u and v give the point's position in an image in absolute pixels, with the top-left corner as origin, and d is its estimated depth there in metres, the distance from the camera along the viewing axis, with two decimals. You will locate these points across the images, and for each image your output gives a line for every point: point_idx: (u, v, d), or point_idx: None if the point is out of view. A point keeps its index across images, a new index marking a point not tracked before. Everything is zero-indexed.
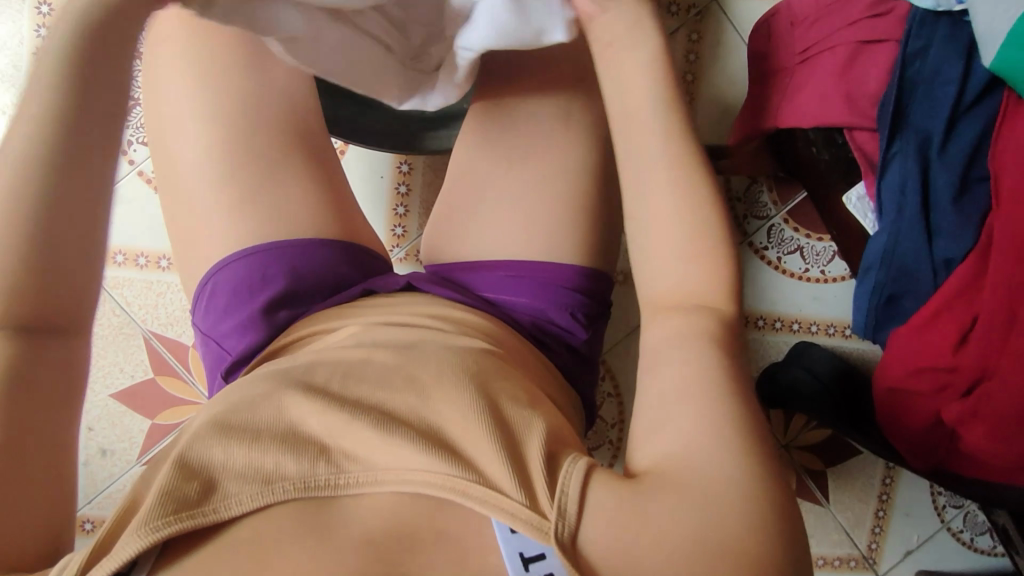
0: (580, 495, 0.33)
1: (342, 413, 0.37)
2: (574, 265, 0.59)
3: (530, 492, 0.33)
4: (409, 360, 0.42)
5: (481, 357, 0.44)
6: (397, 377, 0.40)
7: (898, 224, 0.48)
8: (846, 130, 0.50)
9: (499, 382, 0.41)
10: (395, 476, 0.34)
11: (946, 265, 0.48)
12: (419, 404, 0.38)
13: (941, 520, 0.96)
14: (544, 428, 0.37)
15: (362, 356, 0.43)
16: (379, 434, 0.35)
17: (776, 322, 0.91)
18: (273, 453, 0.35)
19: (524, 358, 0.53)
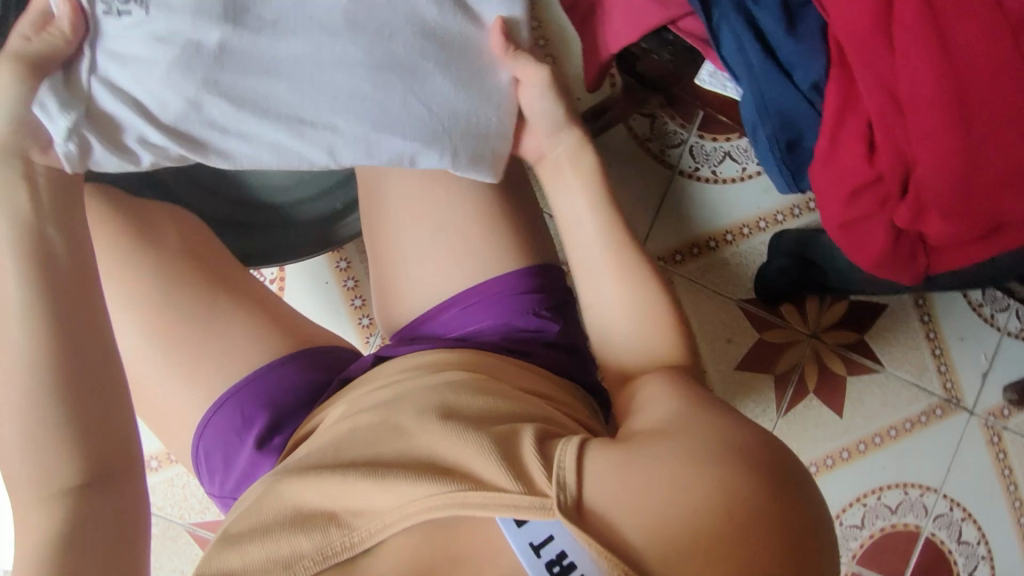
0: (576, 466, 0.33)
1: (335, 476, 0.37)
2: (517, 268, 0.61)
3: (527, 480, 0.33)
4: (387, 411, 0.43)
5: (457, 381, 0.45)
6: (379, 430, 0.41)
7: (755, 76, 0.49)
8: (672, 25, 0.51)
9: (483, 401, 0.41)
10: (395, 511, 0.35)
11: (815, 90, 0.49)
12: (407, 442, 0.39)
13: (997, 328, 0.95)
14: (530, 428, 0.37)
15: (347, 425, 0.44)
16: (371, 478, 0.36)
17: (744, 229, 0.92)
18: (285, 535, 0.35)
19: (511, 369, 0.54)
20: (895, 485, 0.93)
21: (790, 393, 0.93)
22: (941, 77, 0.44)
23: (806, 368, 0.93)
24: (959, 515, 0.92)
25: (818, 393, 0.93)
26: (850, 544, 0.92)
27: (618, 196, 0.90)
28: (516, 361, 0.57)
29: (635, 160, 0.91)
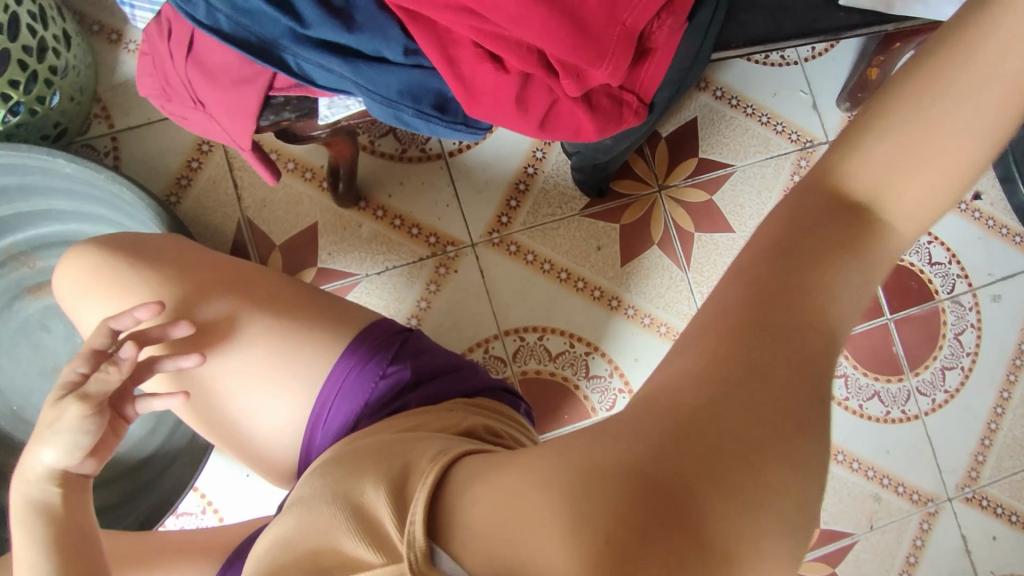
0: (422, 514, 0.37)
1: None
2: (341, 351, 0.61)
3: (386, 545, 0.38)
4: (304, 524, 0.45)
5: (347, 472, 0.47)
6: (297, 550, 0.44)
7: (358, 82, 0.48)
8: (270, 92, 0.50)
9: (355, 475, 0.46)
10: None
11: (413, 53, 0.48)
12: (299, 545, 0.44)
13: (793, 63, 0.97)
14: (391, 492, 0.41)
15: (278, 544, 0.47)
16: None
17: (537, 152, 0.93)
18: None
19: (390, 421, 0.55)
20: None
21: (678, 244, 0.93)
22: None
23: (675, 214, 0.93)
24: None
25: (701, 228, 0.93)
26: None
27: (418, 214, 0.90)
28: (397, 417, 0.56)
29: (408, 174, 0.90)
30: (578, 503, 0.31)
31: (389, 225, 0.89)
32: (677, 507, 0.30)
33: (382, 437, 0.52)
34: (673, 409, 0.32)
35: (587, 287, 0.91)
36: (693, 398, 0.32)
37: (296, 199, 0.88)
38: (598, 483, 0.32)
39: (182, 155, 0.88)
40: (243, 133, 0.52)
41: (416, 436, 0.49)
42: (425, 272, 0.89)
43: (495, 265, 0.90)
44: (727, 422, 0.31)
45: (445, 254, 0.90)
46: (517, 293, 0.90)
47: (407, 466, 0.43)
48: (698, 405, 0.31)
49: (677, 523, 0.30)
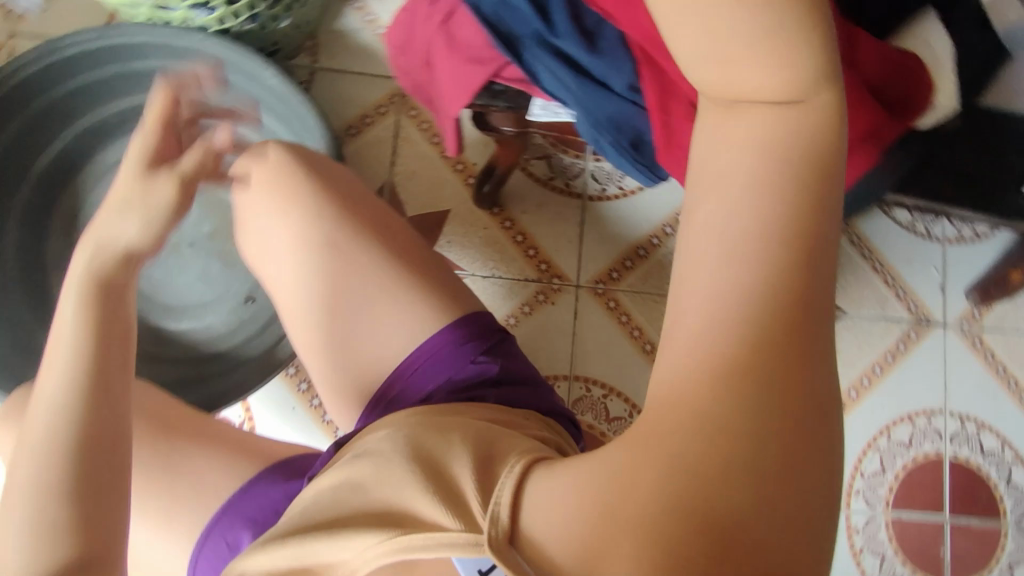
0: (513, 496, 0.36)
1: (297, 540, 0.43)
2: (449, 324, 0.64)
3: (465, 514, 0.36)
4: (356, 470, 0.44)
5: (419, 429, 0.46)
6: (348, 494, 0.44)
7: (578, 97, 0.53)
8: (495, 78, 0.56)
9: (425, 440, 0.43)
10: (359, 559, 0.40)
11: (634, 90, 0.52)
12: (364, 501, 0.42)
13: (936, 240, 0.98)
14: (474, 460, 0.39)
15: (326, 483, 0.46)
16: (329, 543, 0.41)
17: (668, 228, 0.95)
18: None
19: (470, 407, 0.56)
20: (902, 420, 0.94)
21: None
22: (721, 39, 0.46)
23: None
24: (973, 428, 0.94)
25: None
26: (881, 492, 0.92)
27: (540, 238, 0.94)
28: (476, 403, 0.58)
29: (544, 201, 0.95)
30: (646, 533, 0.31)
31: (511, 239, 0.94)
32: (727, 528, 0.30)
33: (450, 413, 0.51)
34: (714, 434, 0.30)
35: None
36: (740, 430, 0.30)
37: (439, 183, 0.94)
38: (662, 521, 0.30)
39: (360, 109, 0.95)
40: (456, 103, 0.57)
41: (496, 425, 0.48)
42: (523, 294, 0.93)
43: (590, 314, 0.93)
44: (761, 445, 0.30)
45: (548, 285, 0.93)
46: (598, 346, 0.92)
47: (492, 446, 0.42)
48: (737, 423, 0.30)
49: (725, 543, 0.30)
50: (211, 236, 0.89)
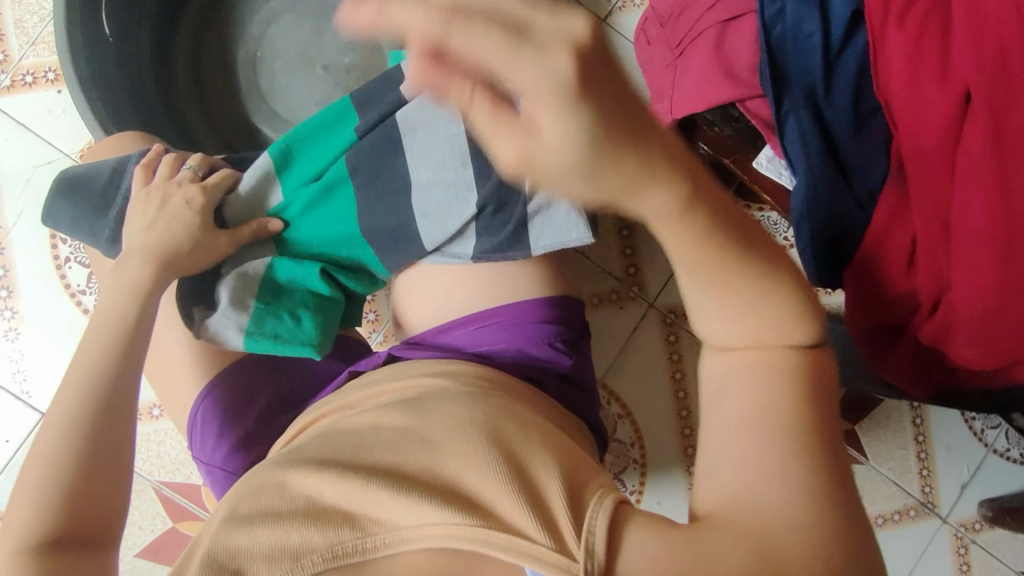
0: (607, 533, 0.33)
1: (351, 479, 0.41)
2: (540, 295, 0.57)
3: (553, 531, 0.34)
4: (414, 418, 0.45)
5: (490, 403, 0.46)
6: (408, 441, 0.44)
7: (811, 173, 0.49)
8: (739, 103, 0.52)
9: (507, 421, 0.44)
10: (415, 531, 0.38)
11: (868, 197, 0.50)
12: (425, 466, 0.41)
13: (985, 444, 0.95)
14: (564, 476, 0.37)
15: (384, 422, 0.46)
16: (390, 498, 0.39)
17: None
18: (312, 527, 0.40)
19: (529, 392, 0.52)
20: None
21: None
22: (933, 213, 0.47)
23: None
24: None
25: None
26: None
27: (643, 242, 0.91)
28: (534, 392, 0.54)
29: None
30: None
31: (616, 229, 0.91)
32: None
33: (517, 393, 0.51)
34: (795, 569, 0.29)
35: (684, 420, 0.90)
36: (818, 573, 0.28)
37: None
38: None
39: None
40: (686, 105, 0.53)
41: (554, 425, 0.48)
42: (595, 284, 0.91)
43: (645, 336, 0.91)
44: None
45: (625, 289, 0.91)
46: (635, 367, 0.91)
47: (568, 455, 0.42)
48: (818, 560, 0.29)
49: None
50: (348, 69, 0.84)
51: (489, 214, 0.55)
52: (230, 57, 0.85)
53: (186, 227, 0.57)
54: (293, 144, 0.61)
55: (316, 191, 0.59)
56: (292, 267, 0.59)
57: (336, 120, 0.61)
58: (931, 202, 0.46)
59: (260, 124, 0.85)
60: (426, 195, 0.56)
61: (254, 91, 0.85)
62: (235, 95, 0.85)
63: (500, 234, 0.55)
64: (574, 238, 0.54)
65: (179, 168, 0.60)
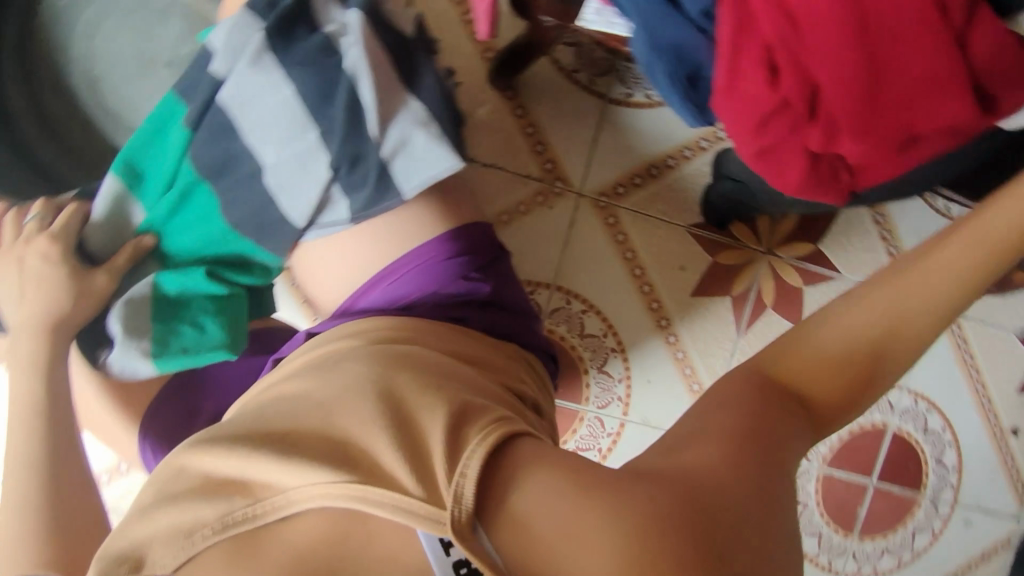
0: (478, 473, 0.36)
1: (240, 449, 0.39)
2: (440, 234, 0.57)
3: (429, 480, 0.36)
4: (312, 382, 0.44)
5: (391, 359, 0.45)
6: (298, 402, 0.43)
7: (640, 10, 0.45)
8: None
9: (401, 375, 0.43)
10: (300, 492, 0.37)
11: (706, 17, 0.45)
12: (319, 424, 0.40)
13: (952, 220, 0.93)
14: (445, 416, 0.39)
15: (270, 399, 0.45)
16: (277, 465, 0.38)
17: (686, 152, 0.88)
18: (194, 509, 0.38)
19: (446, 329, 0.53)
20: None
21: (749, 308, 0.91)
22: (774, 9, 0.42)
23: (764, 284, 0.92)
24: (923, 406, 0.94)
25: (776, 308, 0.91)
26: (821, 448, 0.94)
27: (553, 134, 0.87)
28: (457, 328, 0.54)
29: (564, 94, 0.87)
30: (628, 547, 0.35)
31: (520, 132, 0.86)
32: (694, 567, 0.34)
33: (428, 340, 0.51)
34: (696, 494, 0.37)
35: (649, 295, 0.90)
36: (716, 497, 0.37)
37: (455, 51, 0.85)
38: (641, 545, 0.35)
39: None
40: None
41: (455, 362, 0.48)
42: (518, 192, 0.87)
43: (586, 227, 0.88)
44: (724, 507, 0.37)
45: (550, 186, 0.87)
46: (584, 261, 0.88)
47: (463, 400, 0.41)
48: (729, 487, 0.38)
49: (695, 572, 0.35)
50: (190, 54, 0.79)
51: (346, 171, 0.51)
52: (66, 83, 0.80)
53: (53, 278, 0.54)
54: (133, 158, 0.56)
55: (172, 202, 0.56)
56: (177, 278, 0.56)
57: (167, 124, 0.56)
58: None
59: (124, 145, 0.80)
60: (280, 174, 0.52)
61: (105, 113, 0.80)
62: (88, 124, 0.80)
63: (366, 187, 0.51)
64: (441, 166, 0.51)
65: (24, 224, 0.57)
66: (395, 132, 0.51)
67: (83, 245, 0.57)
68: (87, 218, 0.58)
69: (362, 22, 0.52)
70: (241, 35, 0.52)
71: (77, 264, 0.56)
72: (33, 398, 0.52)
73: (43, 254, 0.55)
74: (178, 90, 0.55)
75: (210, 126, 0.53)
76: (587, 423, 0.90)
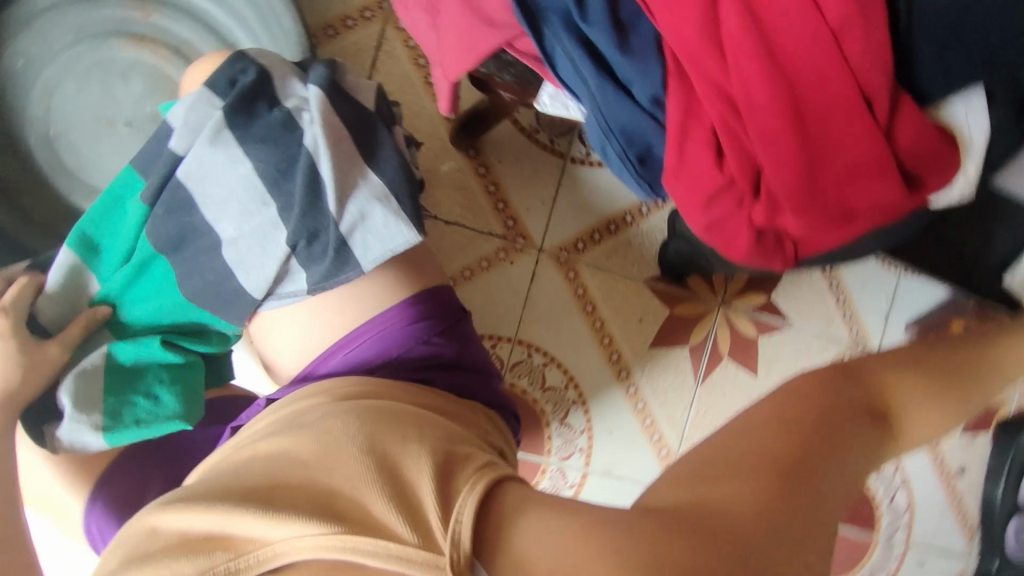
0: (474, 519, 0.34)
1: (218, 505, 0.37)
2: (401, 300, 0.58)
3: (423, 529, 0.34)
4: (290, 435, 0.42)
5: (374, 408, 0.43)
6: (280, 459, 0.40)
7: (594, 96, 0.48)
8: (507, 47, 0.49)
9: (385, 427, 0.41)
10: (287, 546, 0.35)
11: (656, 104, 0.47)
12: (305, 478, 0.38)
13: (894, 270, 0.98)
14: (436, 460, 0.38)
15: (250, 455, 0.43)
16: (259, 517, 0.35)
17: (643, 208, 0.91)
18: (172, 568, 0.35)
19: (408, 390, 0.53)
20: None
21: (706, 359, 0.94)
22: (717, 97, 0.46)
23: (719, 334, 0.95)
24: None
25: (732, 357, 0.94)
26: None
27: (513, 191, 0.89)
28: (421, 390, 0.54)
29: (524, 152, 0.89)
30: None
31: (482, 189, 0.88)
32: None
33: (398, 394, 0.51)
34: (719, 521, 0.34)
35: (609, 346, 0.92)
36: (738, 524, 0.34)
37: (417, 110, 0.87)
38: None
39: (343, 8, 0.86)
40: (459, 65, 0.50)
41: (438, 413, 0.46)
42: (481, 248, 0.89)
43: (547, 281, 0.90)
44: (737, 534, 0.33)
45: (511, 242, 0.89)
46: (545, 314, 0.90)
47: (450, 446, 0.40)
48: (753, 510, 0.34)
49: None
50: (152, 116, 0.80)
51: (304, 246, 0.52)
52: (20, 143, 0.79)
53: (2, 352, 0.53)
54: (88, 228, 0.56)
55: (128, 272, 0.55)
56: (129, 347, 0.55)
57: (123, 196, 0.56)
58: (713, 87, 0.45)
59: (80, 204, 0.80)
60: (238, 248, 0.52)
61: (61, 172, 0.79)
62: (42, 184, 0.79)
63: (325, 260, 0.52)
64: (400, 239, 0.52)
65: None
66: (354, 208, 0.52)
67: (34, 317, 0.56)
68: (39, 289, 0.56)
69: (321, 96, 0.53)
70: (201, 112, 0.52)
71: (28, 336, 0.54)
72: None
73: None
74: (135, 161, 0.55)
75: (169, 200, 0.53)
76: (550, 475, 0.91)
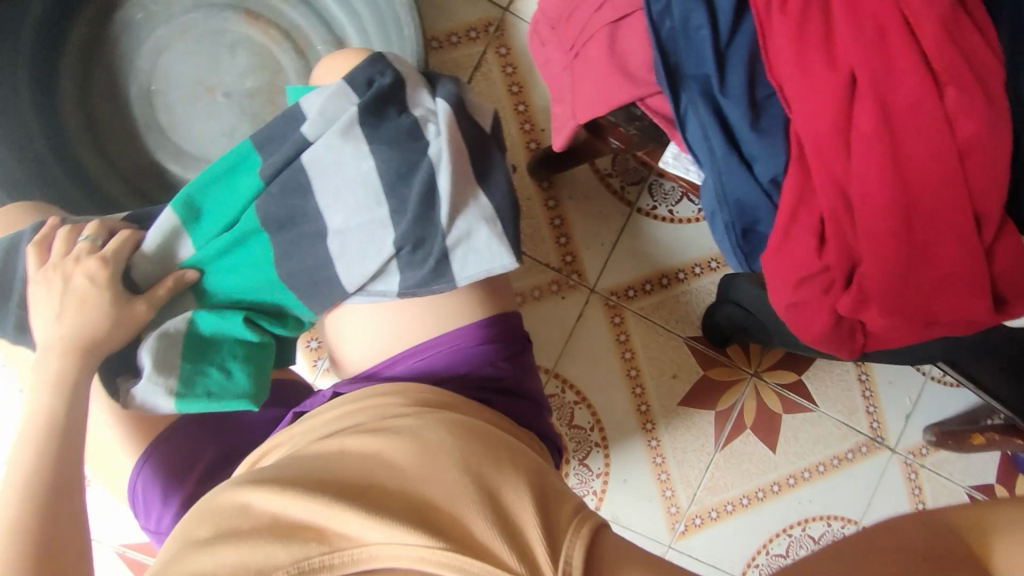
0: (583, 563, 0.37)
1: (318, 496, 0.41)
2: (475, 320, 0.59)
3: (529, 559, 0.37)
4: (380, 442, 0.46)
5: (461, 429, 0.47)
6: (370, 464, 0.44)
7: (717, 165, 0.50)
8: (640, 102, 0.52)
9: (477, 454, 0.44)
10: (381, 552, 0.38)
11: (774, 184, 0.50)
12: (402, 486, 0.42)
13: (922, 373, 1.00)
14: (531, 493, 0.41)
15: (335, 452, 0.47)
16: (359, 517, 0.39)
17: (696, 267, 0.93)
18: (265, 543, 0.39)
19: (476, 407, 0.54)
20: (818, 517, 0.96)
21: (729, 426, 0.95)
22: (835, 190, 0.47)
23: (746, 404, 0.96)
24: None
25: (754, 429, 0.96)
26: None
27: (577, 229, 0.91)
28: (487, 410, 0.55)
29: (594, 194, 0.92)
30: None
31: (547, 222, 0.91)
32: None
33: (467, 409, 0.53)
34: None
35: (640, 396, 0.93)
36: None
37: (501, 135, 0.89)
38: None
39: (451, 26, 0.89)
40: (589, 109, 0.53)
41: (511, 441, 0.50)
42: (536, 277, 0.91)
43: (592, 321, 0.92)
44: None
45: (565, 278, 0.91)
46: (584, 353, 0.92)
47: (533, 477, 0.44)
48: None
49: None
50: (250, 92, 0.81)
51: (408, 252, 0.54)
52: (122, 93, 0.81)
53: (96, 298, 0.54)
54: (196, 196, 0.57)
55: (227, 244, 0.57)
56: (215, 319, 0.57)
57: (238, 169, 0.57)
58: (833, 183, 0.47)
59: (165, 162, 0.81)
60: (344, 241, 0.55)
61: (153, 128, 0.81)
62: (133, 136, 0.81)
63: (424, 268, 0.54)
64: (498, 263, 0.54)
65: (75, 241, 0.56)
66: (462, 225, 0.54)
67: (128, 271, 0.57)
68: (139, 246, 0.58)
69: (450, 111, 0.56)
70: (336, 105, 0.55)
71: (122, 287, 0.55)
72: (51, 414, 0.51)
73: (91, 272, 0.55)
74: (256, 138, 0.57)
75: (285, 182, 0.55)
76: None
